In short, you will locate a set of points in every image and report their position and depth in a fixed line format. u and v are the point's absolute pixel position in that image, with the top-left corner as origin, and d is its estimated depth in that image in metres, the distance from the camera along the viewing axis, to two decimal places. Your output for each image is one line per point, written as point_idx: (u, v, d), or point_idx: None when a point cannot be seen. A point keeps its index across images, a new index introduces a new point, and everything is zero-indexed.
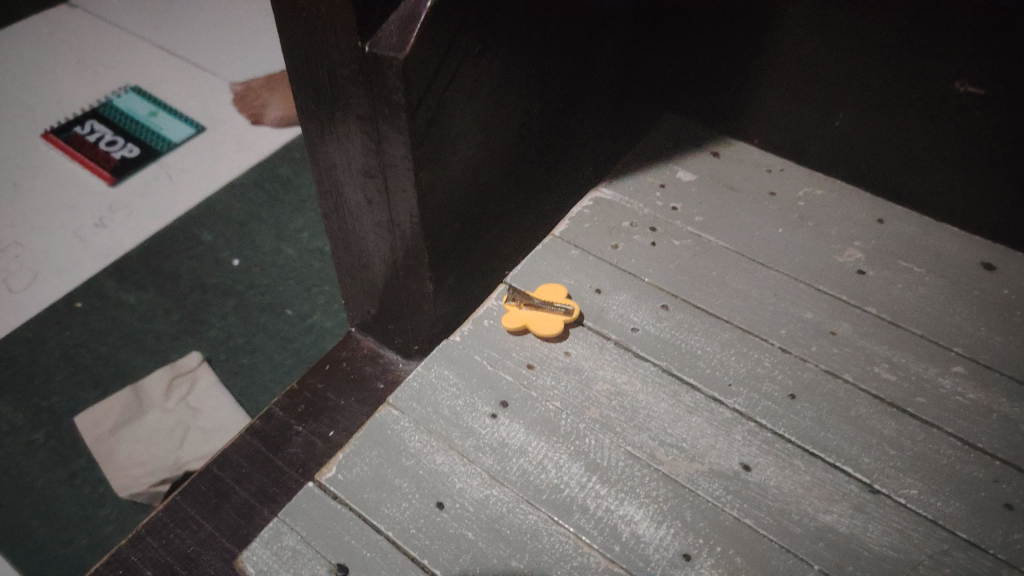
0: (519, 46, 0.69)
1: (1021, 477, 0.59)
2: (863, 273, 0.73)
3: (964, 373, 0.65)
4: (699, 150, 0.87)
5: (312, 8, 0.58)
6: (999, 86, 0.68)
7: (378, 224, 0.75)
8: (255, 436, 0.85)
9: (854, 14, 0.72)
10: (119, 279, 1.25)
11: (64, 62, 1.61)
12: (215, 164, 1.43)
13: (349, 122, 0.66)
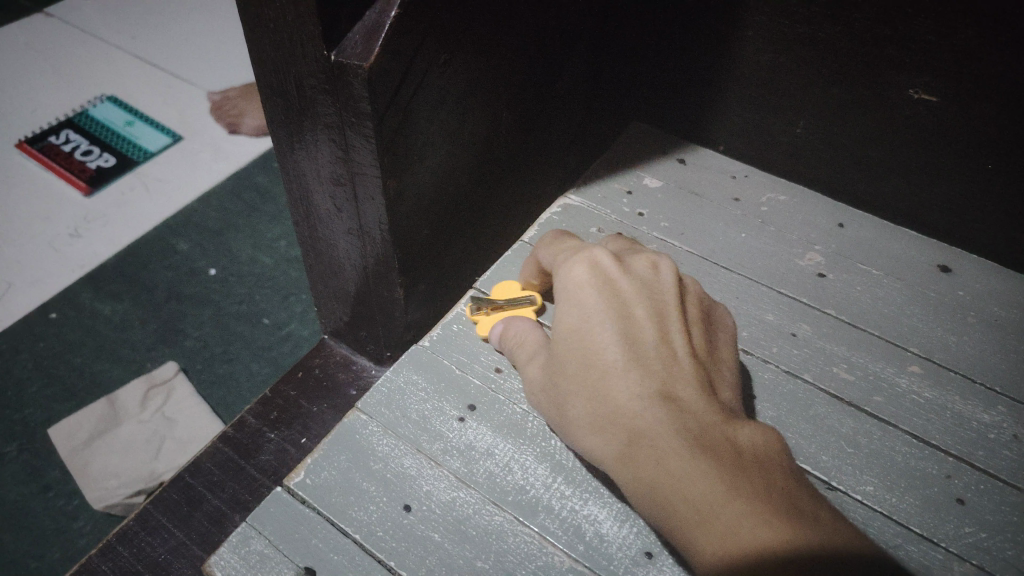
0: (487, 56, 0.70)
1: (970, 472, 0.62)
2: (823, 275, 0.79)
3: (920, 372, 0.70)
4: (668, 157, 0.93)
5: (279, 20, 0.58)
6: (947, 94, 0.73)
7: (349, 232, 0.76)
8: (227, 443, 0.86)
9: (813, 26, 0.77)
10: (95, 289, 1.25)
11: (40, 72, 1.61)
12: (192, 173, 1.44)
13: (317, 133, 0.67)
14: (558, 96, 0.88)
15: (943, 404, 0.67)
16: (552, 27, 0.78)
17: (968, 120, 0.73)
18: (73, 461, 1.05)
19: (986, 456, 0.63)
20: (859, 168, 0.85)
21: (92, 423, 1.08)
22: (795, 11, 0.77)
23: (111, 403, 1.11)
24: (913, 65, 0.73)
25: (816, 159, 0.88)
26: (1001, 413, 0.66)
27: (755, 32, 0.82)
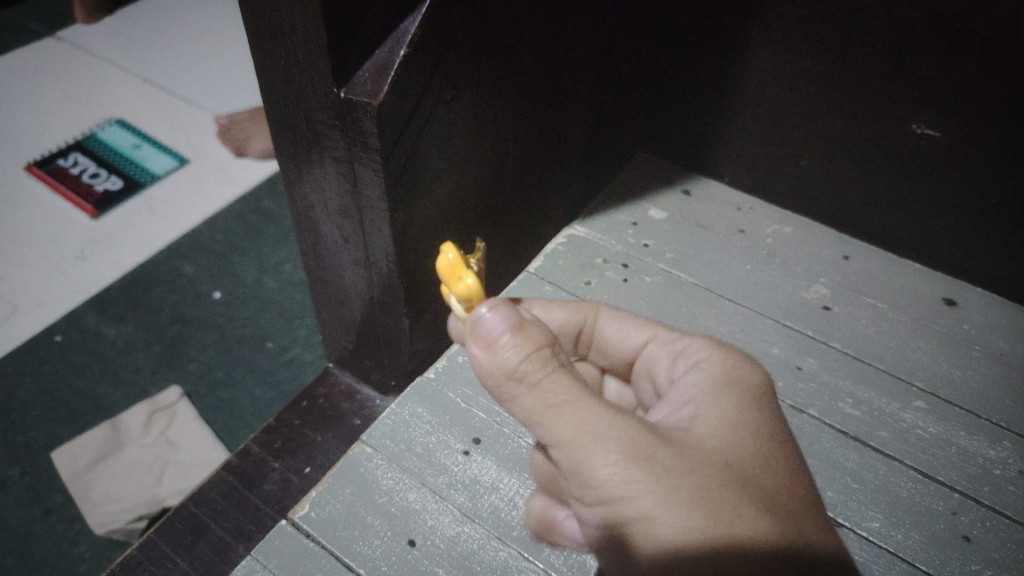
0: (495, 91, 0.71)
1: (976, 508, 0.62)
2: (829, 308, 0.79)
3: (925, 407, 0.70)
4: (673, 189, 0.94)
5: (290, 57, 0.59)
6: (951, 129, 0.73)
7: (355, 263, 0.76)
8: (231, 472, 0.85)
9: (815, 62, 0.78)
10: (100, 312, 1.26)
11: (48, 94, 1.62)
12: (198, 196, 1.44)
13: (324, 165, 0.67)
14: (567, 128, 0.88)
15: (949, 439, 0.67)
16: (558, 63, 0.78)
17: (973, 155, 0.74)
18: (75, 486, 1.05)
19: (992, 491, 0.63)
20: (866, 200, 0.85)
21: (95, 447, 1.08)
22: (799, 48, 0.78)
23: (114, 427, 1.11)
24: (916, 101, 0.74)
25: (821, 191, 0.88)
26: (1006, 448, 0.66)
27: (759, 66, 0.82)
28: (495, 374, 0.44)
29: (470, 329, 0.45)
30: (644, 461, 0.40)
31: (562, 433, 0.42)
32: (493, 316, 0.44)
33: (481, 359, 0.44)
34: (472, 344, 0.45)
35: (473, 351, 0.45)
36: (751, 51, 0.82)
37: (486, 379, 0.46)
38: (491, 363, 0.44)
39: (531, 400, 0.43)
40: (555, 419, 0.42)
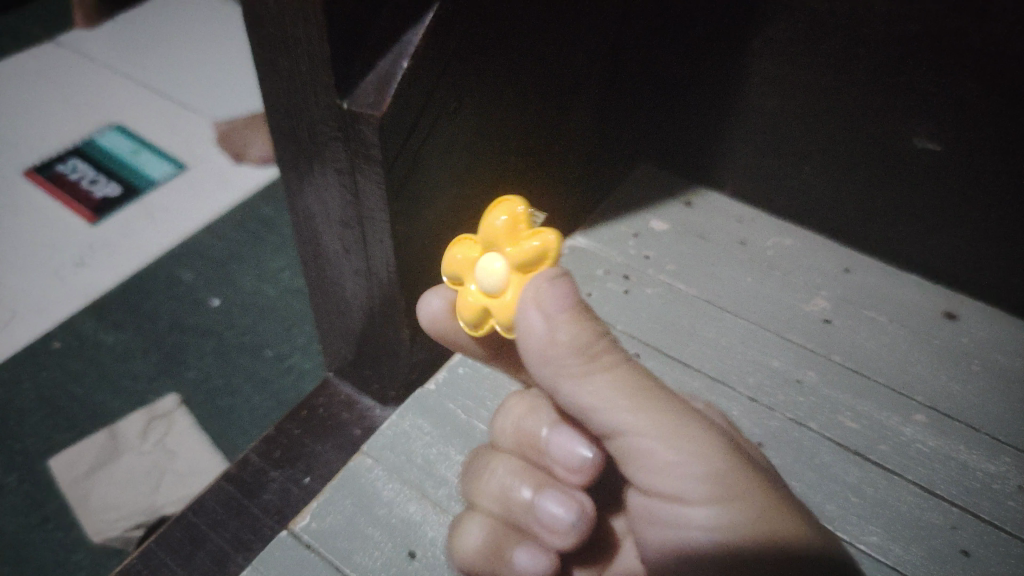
0: (498, 101, 0.71)
1: (976, 523, 0.62)
2: (829, 321, 0.80)
3: (925, 422, 0.70)
4: (674, 200, 0.94)
5: (294, 70, 0.60)
6: (950, 142, 0.74)
7: (356, 273, 0.76)
8: (231, 482, 0.85)
9: (815, 74, 0.78)
10: (99, 318, 1.25)
11: (47, 99, 1.62)
12: (196, 202, 1.44)
13: (326, 175, 0.68)
14: (570, 139, 0.88)
15: (949, 454, 0.67)
16: (560, 76, 0.79)
17: (973, 168, 0.74)
18: (73, 494, 1.05)
19: (990, 506, 0.64)
20: (866, 214, 0.86)
21: (92, 455, 1.09)
22: (800, 62, 0.79)
23: (111, 434, 1.11)
24: (916, 114, 0.74)
25: (822, 204, 0.89)
26: (1005, 463, 0.67)
27: (759, 80, 0.83)
28: (553, 361, 0.42)
29: (526, 303, 0.41)
30: (698, 446, 0.44)
31: (626, 421, 0.44)
32: (563, 289, 0.41)
33: (539, 344, 0.41)
34: (531, 317, 0.41)
35: (528, 330, 0.41)
36: (752, 63, 0.82)
37: (532, 364, 0.43)
38: (554, 348, 0.41)
39: (592, 391, 0.43)
40: (618, 408, 0.43)
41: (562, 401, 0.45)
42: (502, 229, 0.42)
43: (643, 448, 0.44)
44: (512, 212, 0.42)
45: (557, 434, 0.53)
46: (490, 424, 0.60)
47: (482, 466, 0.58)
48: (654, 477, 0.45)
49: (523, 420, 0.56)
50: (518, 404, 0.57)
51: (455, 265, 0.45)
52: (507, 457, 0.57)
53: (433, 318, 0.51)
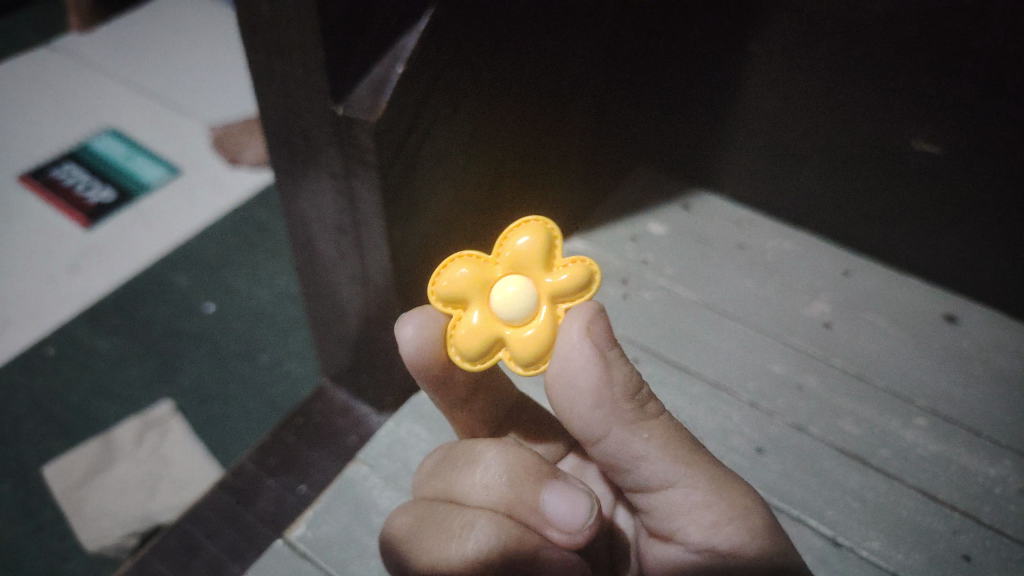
0: (494, 105, 0.71)
1: (977, 527, 0.63)
2: (829, 325, 0.79)
3: (926, 426, 0.70)
4: (672, 203, 0.94)
5: (290, 75, 0.59)
6: (949, 145, 0.73)
7: (351, 280, 0.76)
8: (226, 490, 0.84)
9: (812, 77, 0.78)
10: (93, 324, 1.25)
11: (39, 103, 1.61)
12: (191, 207, 1.43)
13: (320, 182, 0.67)
14: (567, 143, 0.88)
15: (949, 458, 0.67)
16: (556, 79, 0.78)
17: (972, 171, 0.74)
18: (69, 503, 1.05)
19: (992, 511, 0.64)
20: (865, 216, 0.85)
21: (88, 464, 1.08)
22: (798, 63, 0.78)
23: (107, 443, 1.10)
24: (914, 118, 0.74)
25: (821, 206, 0.88)
26: (1007, 467, 0.67)
27: (757, 81, 0.82)
28: (604, 405, 0.46)
29: (581, 339, 0.45)
30: (729, 492, 0.48)
31: (665, 469, 0.48)
32: (603, 321, 0.46)
33: (594, 386, 0.45)
34: (586, 347, 0.45)
35: (584, 365, 0.45)
36: (749, 66, 0.81)
37: (578, 404, 0.46)
38: (608, 390, 0.45)
39: (640, 440, 0.47)
40: (660, 456, 0.47)
41: (601, 448, 0.48)
42: (545, 251, 0.50)
43: (681, 494, 0.48)
44: (550, 236, 0.50)
45: (553, 491, 0.48)
46: (452, 470, 0.52)
47: (454, 525, 0.48)
48: (685, 522, 0.48)
49: (507, 472, 0.49)
50: (498, 452, 0.50)
51: (475, 283, 0.49)
52: (489, 519, 0.48)
53: (417, 341, 0.49)
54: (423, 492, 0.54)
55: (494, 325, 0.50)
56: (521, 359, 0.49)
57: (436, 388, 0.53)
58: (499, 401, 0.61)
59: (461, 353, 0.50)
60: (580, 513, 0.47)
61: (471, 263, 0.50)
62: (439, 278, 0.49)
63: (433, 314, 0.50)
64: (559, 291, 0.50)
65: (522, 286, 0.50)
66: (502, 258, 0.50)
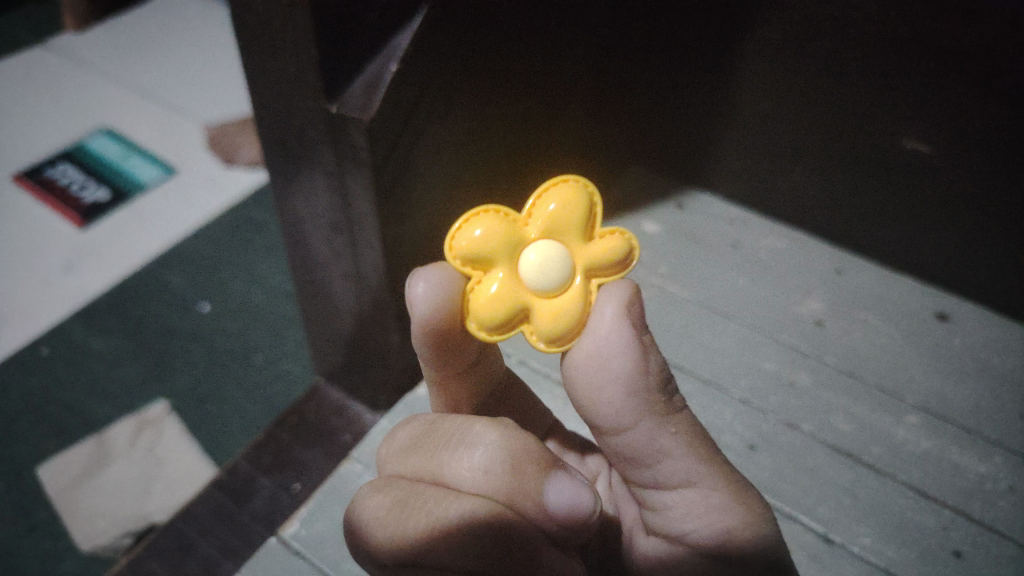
0: (487, 103, 0.71)
1: (967, 524, 0.64)
2: (822, 324, 0.80)
3: (918, 423, 0.71)
4: (666, 203, 0.95)
5: (284, 75, 0.60)
6: (942, 144, 0.74)
7: (345, 277, 0.75)
8: (219, 489, 0.84)
9: (806, 76, 0.78)
10: (87, 324, 1.25)
11: (33, 102, 1.60)
12: (185, 207, 1.43)
13: (314, 179, 0.67)
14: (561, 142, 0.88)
15: (940, 455, 0.69)
16: (550, 79, 0.78)
17: (964, 170, 0.74)
18: (61, 502, 1.05)
19: (983, 507, 0.65)
20: (857, 216, 0.86)
21: (82, 464, 1.08)
22: (791, 62, 0.78)
23: (100, 443, 1.11)
24: (907, 116, 0.74)
25: (814, 207, 0.89)
26: (997, 464, 0.68)
27: (751, 80, 0.82)
28: (637, 394, 0.42)
29: (620, 321, 0.42)
30: (746, 498, 0.47)
31: (687, 467, 0.45)
32: (637, 303, 0.44)
33: (630, 371, 0.42)
34: (627, 330, 0.42)
35: (624, 348, 0.41)
36: (742, 65, 0.82)
37: (607, 391, 0.42)
38: (645, 378, 0.42)
39: (668, 434, 0.44)
40: (685, 453, 0.45)
41: (621, 440, 0.45)
42: (584, 215, 0.46)
43: (698, 495, 0.46)
44: (590, 201, 0.47)
45: (557, 483, 0.44)
46: (439, 449, 0.46)
47: (440, 514, 0.43)
48: (696, 524, 0.47)
49: (507, 459, 0.44)
50: (498, 435, 0.45)
51: (505, 241, 0.44)
52: (482, 512, 0.43)
53: (429, 299, 0.44)
54: (397, 469, 0.48)
55: (518, 292, 0.45)
56: (546, 332, 0.44)
57: (433, 360, 0.47)
58: (490, 380, 0.57)
59: (478, 320, 0.44)
60: (583, 507, 0.43)
61: (500, 220, 0.45)
62: (461, 234, 0.44)
63: (448, 275, 0.45)
64: (595, 262, 0.46)
65: (556, 252, 0.45)
66: (535, 218, 0.46)
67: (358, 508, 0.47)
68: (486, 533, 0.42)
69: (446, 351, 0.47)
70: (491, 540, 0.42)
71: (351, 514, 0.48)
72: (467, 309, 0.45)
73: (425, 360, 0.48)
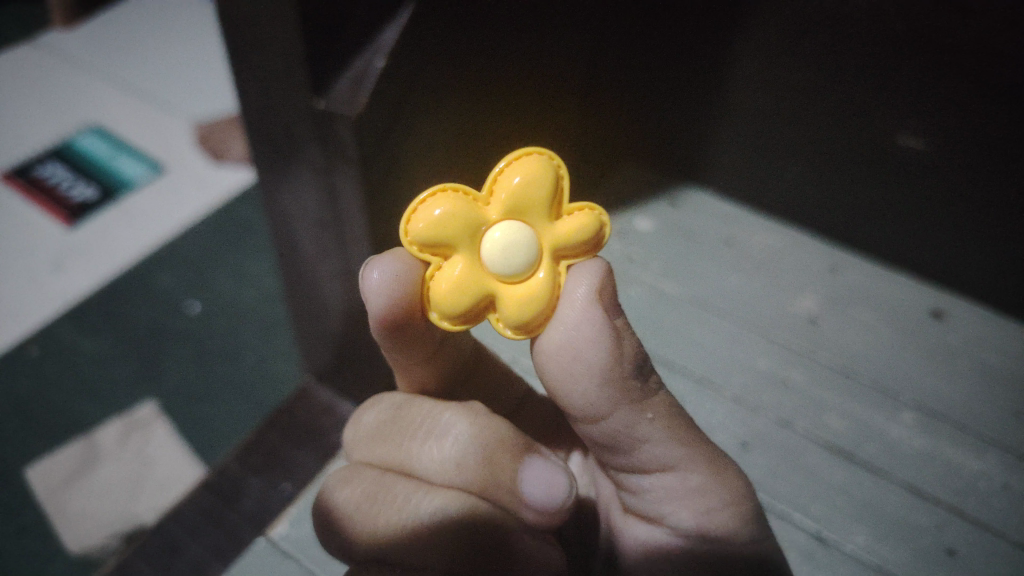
0: (477, 99, 0.70)
1: (960, 522, 0.64)
2: (815, 321, 0.80)
3: (911, 421, 0.71)
4: (659, 200, 0.94)
5: (272, 71, 0.59)
6: (933, 140, 0.73)
7: (334, 275, 0.75)
8: (208, 489, 0.83)
9: (798, 71, 0.77)
10: (76, 324, 1.23)
11: (20, 100, 1.59)
12: (174, 205, 1.42)
13: (303, 177, 0.66)
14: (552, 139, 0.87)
15: (934, 453, 0.69)
16: (541, 77, 0.77)
17: (956, 167, 0.73)
18: (51, 503, 1.04)
19: (977, 505, 0.65)
20: (852, 213, 0.85)
21: (72, 465, 1.08)
22: (784, 58, 0.77)
23: (90, 445, 1.10)
24: (900, 113, 0.74)
25: (808, 204, 0.88)
26: (991, 461, 0.68)
27: (745, 77, 0.82)
28: (610, 384, 0.42)
29: (590, 304, 0.42)
30: (727, 479, 0.48)
31: (667, 452, 0.46)
32: (610, 282, 0.44)
33: (603, 360, 0.42)
34: (597, 312, 0.42)
35: (595, 336, 0.42)
36: (735, 61, 0.81)
37: (581, 381, 0.43)
38: (617, 367, 0.42)
39: (645, 421, 0.45)
40: (663, 439, 0.45)
41: (599, 428, 0.46)
42: (550, 192, 0.44)
43: (677, 479, 0.47)
44: (556, 173, 0.45)
45: (532, 468, 0.46)
46: (408, 439, 0.48)
47: (414, 506, 0.45)
48: (676, 506, 0.48)
49: (479, 448, 0.46)
50: (467, 424, 0.47)
51: (464, 226, 0.43)
52: (459, 503, 0.45)
53: (386, 290, 0.42)
54: (368, 458, 0.50)
55: (481, 277, 0.44)
56: (512, 319, 0.44)
57: (397, 346, 0.46)
58: (455, 359, 0.57)
59: (440, 310, 0.44)
60: (561, 494, 0.46)
61: (459, 202, 0.43)
62: (418, 217, 0.42)
63: (404, 258, 0.43)
64: (563, 241, 0.45)
65: (520, 234, 0.44)
66: (497, 197, 0.44)
67: (323, 502, 0.49)
68: (465, 524, 0.44)
69: (408, 343, 0.46)
70: (470, 530, 0.44)
71: (317, 508, 0.49)
72: (428, 298, 0.44)
73: (387, 352, 0.47)
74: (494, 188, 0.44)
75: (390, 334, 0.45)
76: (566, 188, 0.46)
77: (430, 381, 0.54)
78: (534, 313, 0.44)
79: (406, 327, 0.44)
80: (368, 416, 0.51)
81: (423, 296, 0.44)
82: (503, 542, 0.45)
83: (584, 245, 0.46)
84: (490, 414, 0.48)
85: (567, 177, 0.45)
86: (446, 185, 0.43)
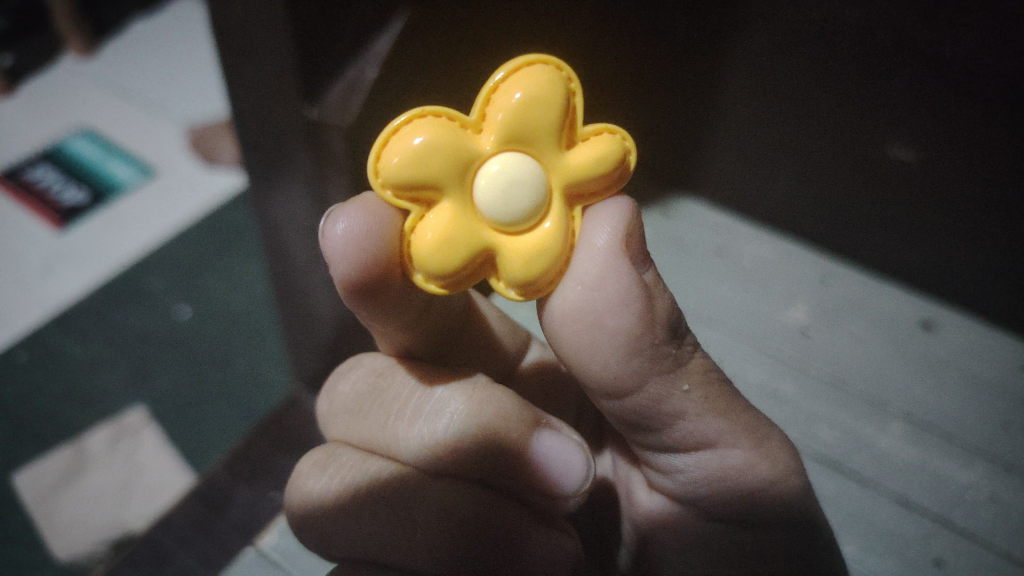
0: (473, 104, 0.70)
1: (947, 533, 0.65)
2: (806, 331, 0.80)
3: (902, 431, 0.72)
4: (650, 209, 0.94)
5: (264, 80, 0.59)
6: (925, 153, 0.74)
7: (325, 283, 0.74)
8: (195, 497, 0.82)
9: (791, 82, 0.77)
10: (65, 330, 1.23)
11: (10, 103, 1.58)
12: (164, 208, 1.41)
13: (294, 184, 0.66)
14: None
15: (924, 464, 0.69)
16: None
17: (949, 178, 0.73)
18: (38, 510, 1.04)
19: (966, 513, 0.66)
20: (846, 224, 0.85)
21: (60, 471, 1.07)
22: (777, 71, 0.77)
23: (77, 451, 1.10)
24: (891, 124, 0.74)
25: (804, 214, 0.88)
26: (979, 472, 0.69)
27: (736, 90, 0.82)
28: (638, 353, 0.42)
29: (614, 256, 0.41)
30: (769, 450, 0.48)
31: (705, 426, 0.46)
32: (636, 231, 0.43)
33: (629, 326, 0.41)
34: (623, 267, 0.41)
35: (620, 296, 0.40)
36: (728, 73, 0.81)
37: (603, 351, 0.42)
38: (646, 333, 0.41)
39: (679, 393, 0.44)
40: (700, 413, 0.46)
41: (627, 405, 0.45)
42: (562, 111, 0.43)
43: (716, 456, 0.48)
44: (567, 89, 0.44)
45: (541, 442, 0.48)
46: (396, 417, 0.50)
47: (402, 490, 0.48)
48: (717, 483, 0.49)
49: (476, 424, 0.47)
50: (464, 400, 0.48)
51: (453, 160, 0.42)
52: (452, 487, 0.47)
53: (351, 245, 0.43)
54: (353, 438, 0.52)
55: (473, 226, 0.43)
56: (517, 274, 0.43)
57: (374, 308, 0.47)
58: (444, 323, 0.57)
59: (426, 266, 0.43)
60: (575, 475, 0.48)
61: (447, 130, 0.42)
62: (397, 150, 0.41)
63: (377, 208, 0.43)
64: (576, 176, 0.44)
65: (521, 166, 0.43)
66: (492, 120, 0.43)
67: (300, 486, 0.51)
68: (462, 515, 0.46)
69: (390, 310, 0.48)
70: (468, 518, 0.46)
71: (293, 492, 0.51)
72: (413, 251, 0.43)
73: (368, 324, 0.49)
74: (489, 111, 0.43)
75: (365, 303, 0.46)
76: (580, 107, 0.45)
77: (413, 347, 0.54)
78: (543, 267, 0.42)
79: (382, 291, 0.46)
80: (345, 387, 0.54)
81: (405, 251, 0.44)
82: (505, 532, 0.47)
83: (602, 180, 0.45)
84: (492, 386, 0.50)
85: (579, 94, 0.44)
86: (430, 112, 0.42)
